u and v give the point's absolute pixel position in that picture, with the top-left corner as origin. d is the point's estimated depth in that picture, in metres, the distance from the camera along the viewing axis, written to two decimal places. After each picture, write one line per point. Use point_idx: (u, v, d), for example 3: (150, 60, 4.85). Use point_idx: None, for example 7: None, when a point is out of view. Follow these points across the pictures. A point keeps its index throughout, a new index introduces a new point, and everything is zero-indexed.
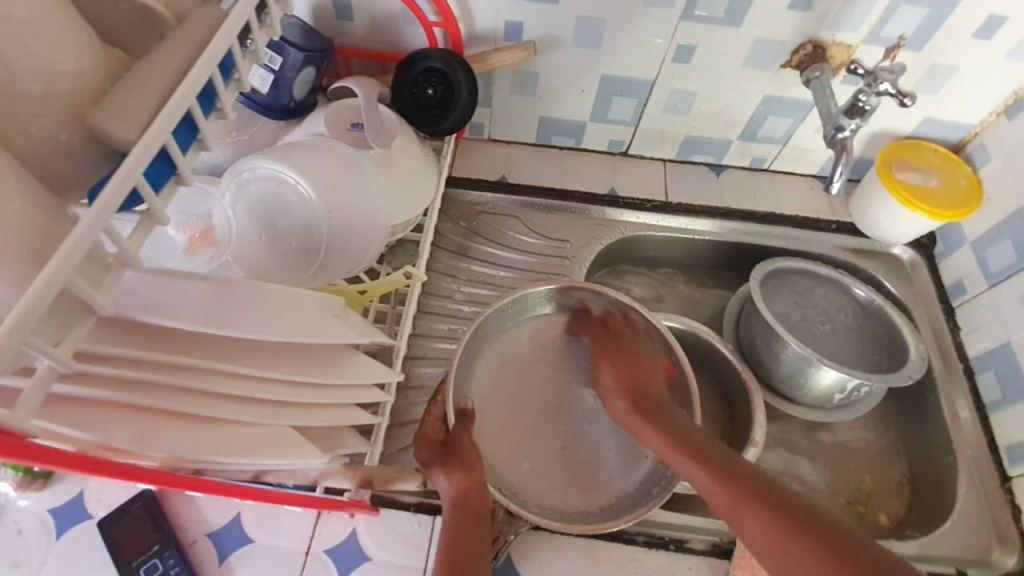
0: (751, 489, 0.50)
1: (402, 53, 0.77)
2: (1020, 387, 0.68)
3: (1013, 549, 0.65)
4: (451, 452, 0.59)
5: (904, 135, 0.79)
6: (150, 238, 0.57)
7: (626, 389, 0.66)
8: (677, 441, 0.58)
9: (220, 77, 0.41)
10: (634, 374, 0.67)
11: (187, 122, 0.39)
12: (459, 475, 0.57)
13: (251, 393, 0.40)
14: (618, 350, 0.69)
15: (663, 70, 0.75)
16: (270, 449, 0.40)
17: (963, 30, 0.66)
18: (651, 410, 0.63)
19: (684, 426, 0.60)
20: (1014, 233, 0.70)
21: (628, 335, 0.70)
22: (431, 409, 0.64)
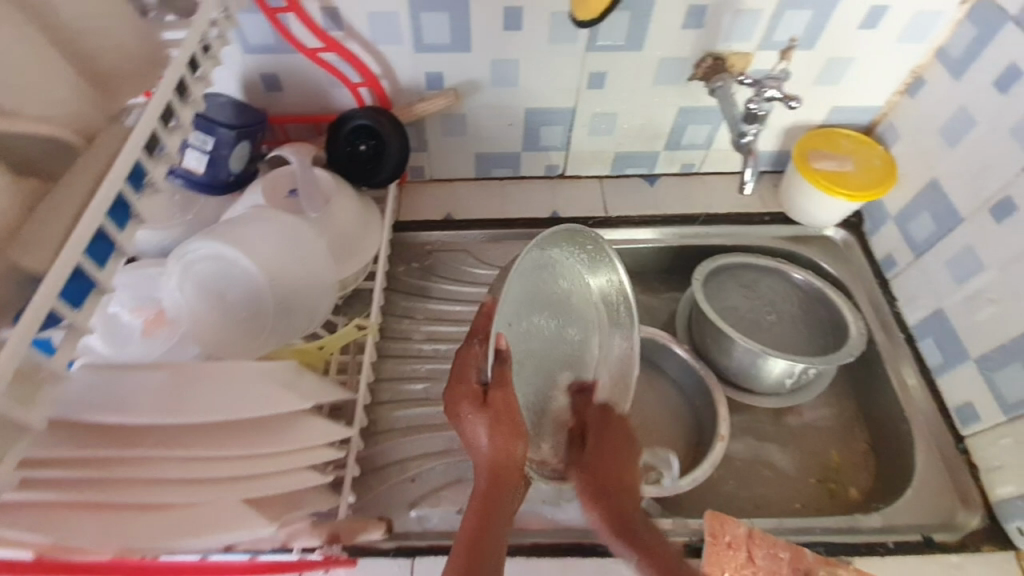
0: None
1: (334, 114, 0.81)
2: (958, 350, 0.71)
3: (976, 508, 0.67)
4: (495, 412, 0.53)
5: (817, 124, 0.83)
6: (99, 320, 0.60)
7: (609, 484, 0.61)
8: (620, 528, 0.59)
9: (131, 187, 0.42)
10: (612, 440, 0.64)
11: (101, 236, 0.40)
12: (505, 443, 0.53)
13: (204, 473, 0.43)
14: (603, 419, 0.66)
15: (581, 97, 0.79)
16: (218, 526, 0.43)
17: (848, 26, 0.70)
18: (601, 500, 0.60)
19: (608, 471, 0.62)
20: (930, 205, 0.74)
21: (602, 421, 0.66)
22: (470, 348, 0.57)
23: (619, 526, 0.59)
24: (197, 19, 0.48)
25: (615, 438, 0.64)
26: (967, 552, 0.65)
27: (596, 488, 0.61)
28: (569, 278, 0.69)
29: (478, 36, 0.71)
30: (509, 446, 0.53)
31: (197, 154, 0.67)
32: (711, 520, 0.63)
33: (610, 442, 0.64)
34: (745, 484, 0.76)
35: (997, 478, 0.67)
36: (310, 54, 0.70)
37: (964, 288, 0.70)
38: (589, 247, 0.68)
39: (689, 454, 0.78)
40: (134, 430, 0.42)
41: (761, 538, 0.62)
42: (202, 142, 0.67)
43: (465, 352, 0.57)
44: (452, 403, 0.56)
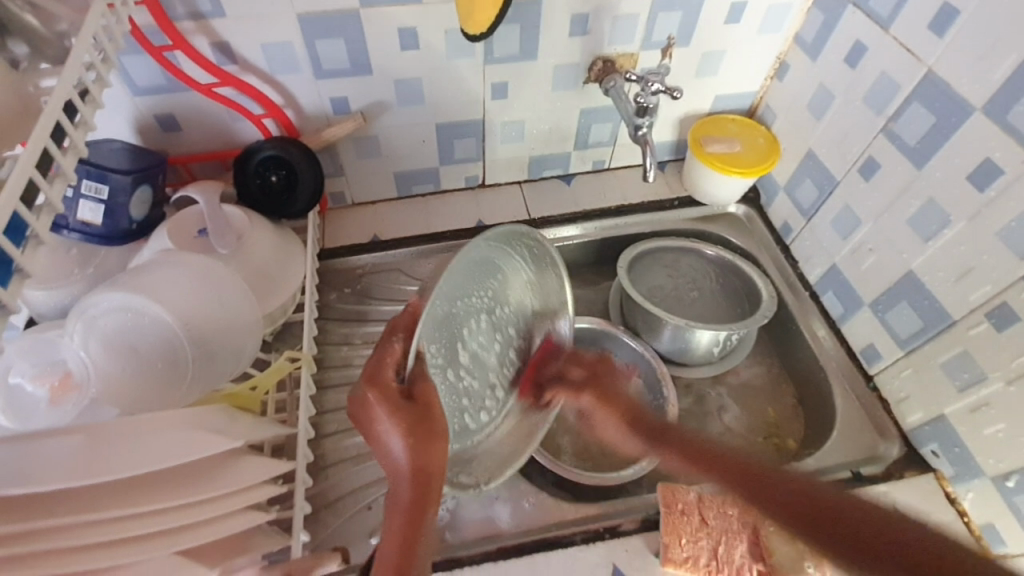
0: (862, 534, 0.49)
1: (240, 149, 0.79)
2: (853, 298, 0.78)
3: (894, 439, 0.74)
4: (420, 415, 0.49)
5: (706, 112, 0.90)
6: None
7: (659, 431, 0.64)
8: (638, 428, 0.65)
9: (10, 241, 0.39)
10: (604, 394, 0.69)
11: None
12: (428, 452, 0.48)
13: (139, 532, 0.40)
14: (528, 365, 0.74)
15: (488, 108, 0.82)
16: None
17: (716, 21, 0.77)
18: (616, 403, 0.68)
19: (693, 445, 0.61)
20: (811, 172, 0.82)
21: (601, 368, 0.72)
22: (388, 347, 0.50)
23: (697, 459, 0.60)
24: (69, 64, 0.46)
25: (617, 395, 0.69)
26: (892, 480, 0.70)
27: (645, 431, 0.65)
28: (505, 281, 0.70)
29: (377, 57, 0.72)
30: (430, 449, 0.49)
31: (91, 204, 0.63)
32: (664, 493, 0.65)
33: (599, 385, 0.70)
34: None
35: (906, 408, 0.73)
36: (205, 90, 0.69)
37: (850, 242, 0.77)
38: (531, 247, 0.69)
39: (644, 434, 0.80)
40: (45, 499, 0.39)
41: (711, 500, 0.64)
42: (95, 191, 0.63)
43: (382, 350, 0.50)
44: (369, 414, 0.49)
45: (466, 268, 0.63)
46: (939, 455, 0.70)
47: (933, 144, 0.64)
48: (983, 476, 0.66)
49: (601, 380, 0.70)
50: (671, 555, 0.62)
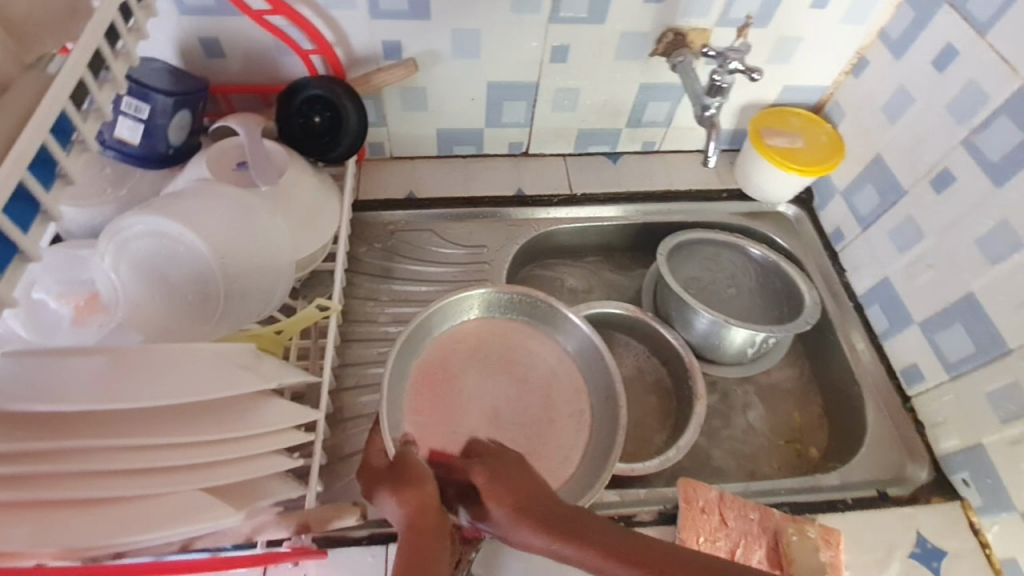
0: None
1: (283, 84, 0.75)
2: (902, 314, 0.75)
3: (923, 462, 0.71)
4: (398, 472, 0.51)
5: (770, 103, 0.86)
6: (17, 311, 0.52)
7: (520, 492, 0.46)
8: (567, 532, 0.42)
9: (57, 143, 0.37)
10: (494, 484, 0.47)
11: (21, 196, 0.35)
12: (411, 492, 0.48)
13: (164, 463, 0.39)
14: (496, 451, 0.51)
15: (544, 71, 0.78)
16: (173, 519, 0.38)
17: (798, 5, 0.72)
18: (520, 486, 0.46)
19: (580, 519, 0.43)
20: (875, 178, 0.78)
21: (503, 454, 0.51)
22: (375, 441, 0.59)
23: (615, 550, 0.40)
24: None
25: (520, 470, 0.48)
26: (918, 503, 0.68)
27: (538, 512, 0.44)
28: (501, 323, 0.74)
29: (438, 3, 0.68)
30: (410, 493, 0.48)
31: (130, 122, 0.60)
32: (684, 488, 0.63)
33: (498, 458, 0.50)
34: (715, 450, 0.77)
35: (941, 432, 0.71)
36: (256, 16, 0.65)
37: (906, 256, 0.74)
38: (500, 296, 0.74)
39: (667, 428, 0.78)
40: (65, 419, 0.37)
41: (732, 501, 0.63)
42: (136, 109, 0.60)
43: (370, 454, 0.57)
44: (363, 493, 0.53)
45: (419, 355, 0.71)
46: (969, 483, 0.68)
47: (1018, 161, 0.60)
48: (1013, 510, 0.64)
49: (489, 465, 0.49)
50: None
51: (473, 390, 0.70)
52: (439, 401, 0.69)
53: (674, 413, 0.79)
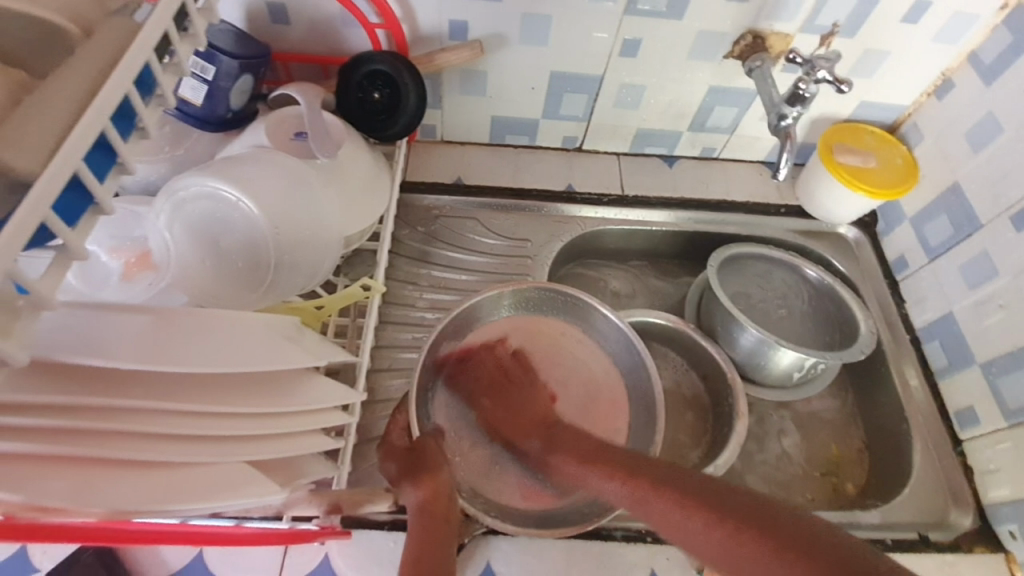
0: (723, 521, 0.41)
1: (344, 57, 0.74)
2: (964, 353, 0.71)
3: (968, 509, 0.68)
4: (418, 457, 0.55)
5: (842, 118, 0.82)
6: (75, 270, 0.53)
7: (539, 419, 0.63)
8: (596, 459, 0.55)
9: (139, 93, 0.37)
10: (548, 430, 0.62)
11: (102, 145, 0.34)
12: (427, 479, 0.53)
13: (212, 430, 0.37)
14: (507, 378, 0.67)
15: (611, 64, 0.75)
16: (223, 490, 0.37)
17: (891, 17, 0.68)
18: (560, 435, 0.60)
19: (592, 445, 0.57)
20: (950, 207, 0.74)
21: (511, 382, 0.67)
22: (396, 418, 0.61)
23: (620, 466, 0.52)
24: None
25: (530, 403, 0.65)
26: (960, 552, 0.65)
27: (543, 435, 0.61)
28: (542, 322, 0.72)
29: None
30: (427, 481, 0.53)
31: (193, 82, 0.59)
32: None
33: (503, 382, 0.67)
34: (747, 474, 0.74)
35: (992, 481, 0.67)
36: None
37: (977, 292, 0.70)
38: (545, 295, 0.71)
39: (701, 446, 0.75)
40: (114, 375, 0.35)
41: None
42: (201, 69, 0.59)
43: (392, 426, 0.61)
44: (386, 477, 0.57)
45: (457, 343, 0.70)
46: (1017, 537, 0.64)
47: None
48: None
49: (495, 388, 0.66)
50: None
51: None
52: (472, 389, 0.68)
53: (709, 431, 0.76)
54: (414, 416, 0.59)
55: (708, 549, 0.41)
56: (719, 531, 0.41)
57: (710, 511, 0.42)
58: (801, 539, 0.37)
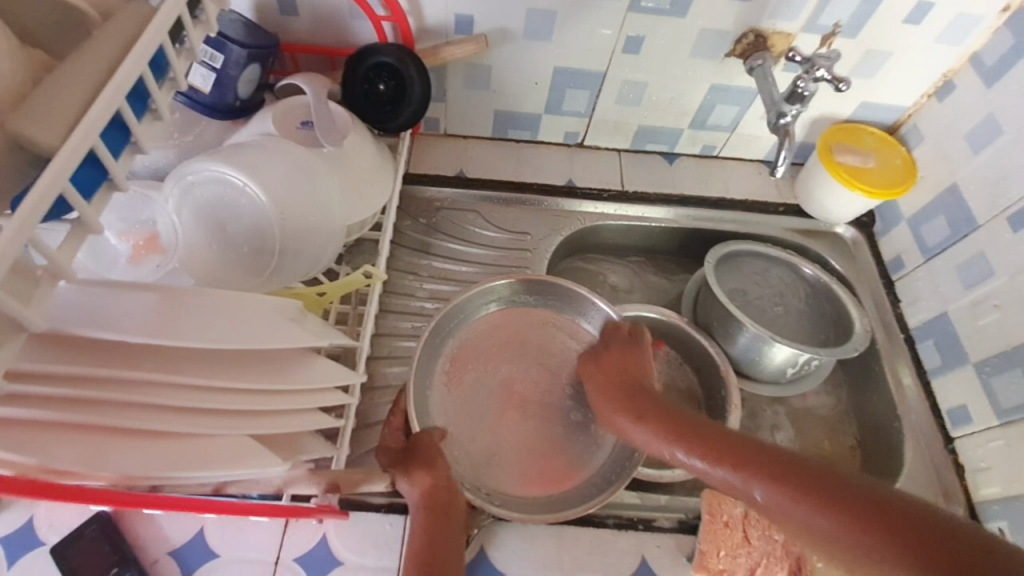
0: (857, 515, 0.42)
1: (350, 49, 0.75)
2: (958, 353, 0.72)
3: (958, 506, 0.69)
4: (413, 454, 0.57)
5: (842, 119, 0.82)
6: (85, 249, 0.54)
7: (633, 388, 0.63)
8: (684, 435, 0.55)
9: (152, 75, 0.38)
10: (626, 395, 0.62)
11: (116, 124, 0.36)
12: (423, 477, 0.55)
13: (219, 403, 0.39)
14: (619, 354, 0.66)
15: (615, 61, 0.76)
16: (226, 461, 0.38)
17: (892, 18, 0.69)
18: (646, 404, 0.61)
19: (693, 421, 0.57)
20: (947, 208, 0.74)
21: (617, 352, 0.67)
22: (391, 421, 0.62)
23: (713, 446, 0.53)
24: None
25: (634, 371, 0.65)
26: None
27: (636, 406, 0.61)
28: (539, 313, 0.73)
29: None
30: (425, 478, 0.56)
31: (203, 71, 0.59)
32: (709, 501, 0.61)
33: (619, 357, 0.66)
34: None
35: (983, 478, 0.68)
36: None
37: (972, 292, 0.71)
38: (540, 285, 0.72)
39: None
40: (121, 347, 0.37)
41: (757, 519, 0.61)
42: (211, 58, 0.59)
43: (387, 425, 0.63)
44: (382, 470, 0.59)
45: (456, 335, 0.70)
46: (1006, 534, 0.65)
47: None
48: None
49: (601, 362, 0.66)
50: (704, 561, 0.60)
51: (502, 375, 0.69)
52: (470, 380, 0.69)
53: None
54: (412, 413, 0.61)
55: (812, 530, 0.45)
56: (819, 512, 0.44)
57: (841, 505, 0.43)
58: (924, 534, 0.39)
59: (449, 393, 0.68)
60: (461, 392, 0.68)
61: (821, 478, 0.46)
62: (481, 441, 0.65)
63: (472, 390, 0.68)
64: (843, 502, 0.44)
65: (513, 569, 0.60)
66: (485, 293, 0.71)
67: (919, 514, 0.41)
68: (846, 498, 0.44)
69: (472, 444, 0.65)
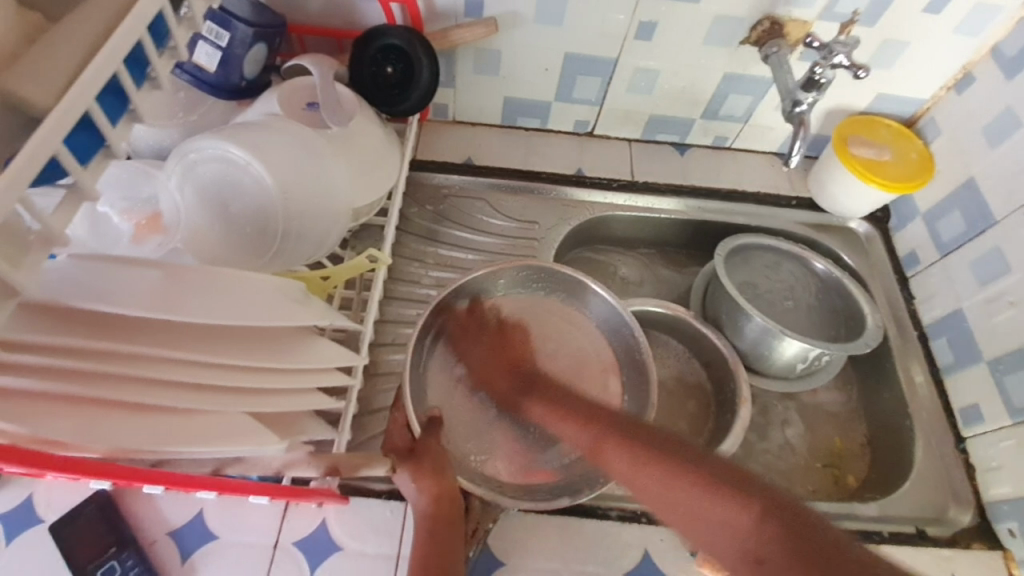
0: (793, 518, 0.40)
1: (358, 31, 0.74)
2: (972, 351, 0.71)
3: (968, 507, 0.67)
4: (419, 454, 0.54)
5: (858, 110, 0.81)
6: (80, 216, 0.51)
7: (527, 372, 0.65)
8: (578, 411, 0.57)
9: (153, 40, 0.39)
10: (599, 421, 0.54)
11: (114, 90, 0.36)
12: (430, 481, 0.53)
13: (220, 380, 0.38)
14: (496, 333, 0.68)
15: (626, 48, 0.74)
16: (226, 437, 0.38)
17: (913, 7, 0.67)
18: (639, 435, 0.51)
19: (592, 407, 0.57)
20: (964, 203, 0.72)
21: (481, 332, 0.68)
22: (394, 417, 0.60)
23: (587, 414, 0.56)
24: None
25: (522, 350, 0.68)
26: (957, 547, 0.65)
27: (521, 381, 0.64)
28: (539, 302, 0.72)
29: None
30: (431, 482, 0.53)
31: (209, 49, 0.58)
32: None
33: (489, 338, 0.68)
34: (747, 464, 0.74)
35: (994, 479, 0.67)
36: None
37: (987, 289, 0.69)
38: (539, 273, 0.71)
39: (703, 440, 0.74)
40: (116, 320, 0.36)
41: None
42: (216, 36, 0.58)
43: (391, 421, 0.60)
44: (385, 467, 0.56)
45: (455, 324, 0.70)
46: (1017, 536, 0.64)
47: None
48: None
49: (495, 345, 0.68)
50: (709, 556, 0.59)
51: None
52: (468, 372, 0.68)
53: (713, 421, 0.75)
54: (411, 412, 0.57)
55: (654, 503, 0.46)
56: (688, 478, 0.45)
57: (753, 494, 0.42)
58: (800, 526, 0.39)
59: (451, 386, 0.67)
60: (461, 383, 0.67)
61: (669, 445, 0.49)
62: (484, 431, 0.65)
63: (471, 382, 0.68)
64: (675, 459, 0.47)
65: (514, 559, 0.59)
66: (486, 280, 0.70)
67: (766, 489, 0.42)
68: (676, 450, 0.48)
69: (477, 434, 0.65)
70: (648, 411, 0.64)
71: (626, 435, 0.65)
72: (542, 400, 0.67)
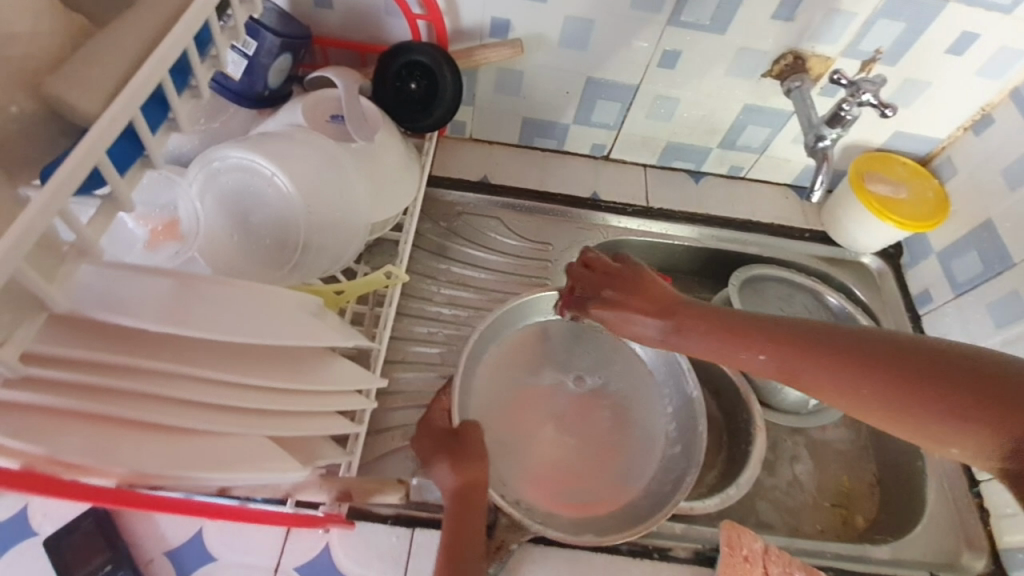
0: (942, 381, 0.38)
1: (382, 45, 0.74)
2: None
3: (982, 553, 0.66)
4: (460, 446, 0.55)
5: (874, 146, 0.81)
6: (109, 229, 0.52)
7: (673, 306, 0.50)
8: (710, 322, 0.48)
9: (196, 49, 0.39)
10: (786, 336, 0.45)
11: (158, 98, 0.36)
12: (471, 470, 0.54)
13: (238, 401, 0.37)
14: (626, 281, 0.55)
15: (648, 75, 0.75)
16: (245, 461, 0.37)
17: (936, 47, 0.67)
18: (792, 337, 0.45)
19: (709, 308, 0.49)
20: (982, 244, 0.73)
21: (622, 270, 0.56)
22: (438, 400, 0.61)
23: (727, 329, 0.47)
24: None
25: (656, 287, 0.53)
26: None
27: (708, 320, 0.48)
28: (578, 333, 0.71)
29: None
30: (472, 468, 0.54)
31: (237, 57, 0.58)
32: (728, 532, 0.59)
33: (629, 284, 0.54)
34: (759, 502, 0.73)
35: (1009, 525, 0.66)
36: None
37: (1005, 332, 0.70)
38: None
39: (713, 479, 0.73)
40: (131, 332, 0.35)
41: (776, 555, 0.59)
42: (245, 44, 0.58)
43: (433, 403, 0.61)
44: (418, 451, 0.57)
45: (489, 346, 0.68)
46: None
47: None
48: None
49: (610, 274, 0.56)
50: None
51: (535, 392, 0.68)
52: (506, 396, 0.67)
53: (725, 454, 0.74)
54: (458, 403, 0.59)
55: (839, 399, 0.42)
56: (868, 378, 0.41)
57: (937, 380, 0.38)
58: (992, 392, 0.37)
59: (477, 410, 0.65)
60: (492, 408, 0.65)
61: (855, 341, 0.42)
62: (503, 458, 0.63)
63: (506, 406, 0.66)
64: (882, 355, 0.41)
65: None
66: (533, 303, 0.69)
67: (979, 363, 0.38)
68: (840, 345, 0.42)
69: (496, 460, 0.63)
70: (693, 458, 0.62)
71: (664, 479, 0.63)
72: (572, 433, 0.66)
